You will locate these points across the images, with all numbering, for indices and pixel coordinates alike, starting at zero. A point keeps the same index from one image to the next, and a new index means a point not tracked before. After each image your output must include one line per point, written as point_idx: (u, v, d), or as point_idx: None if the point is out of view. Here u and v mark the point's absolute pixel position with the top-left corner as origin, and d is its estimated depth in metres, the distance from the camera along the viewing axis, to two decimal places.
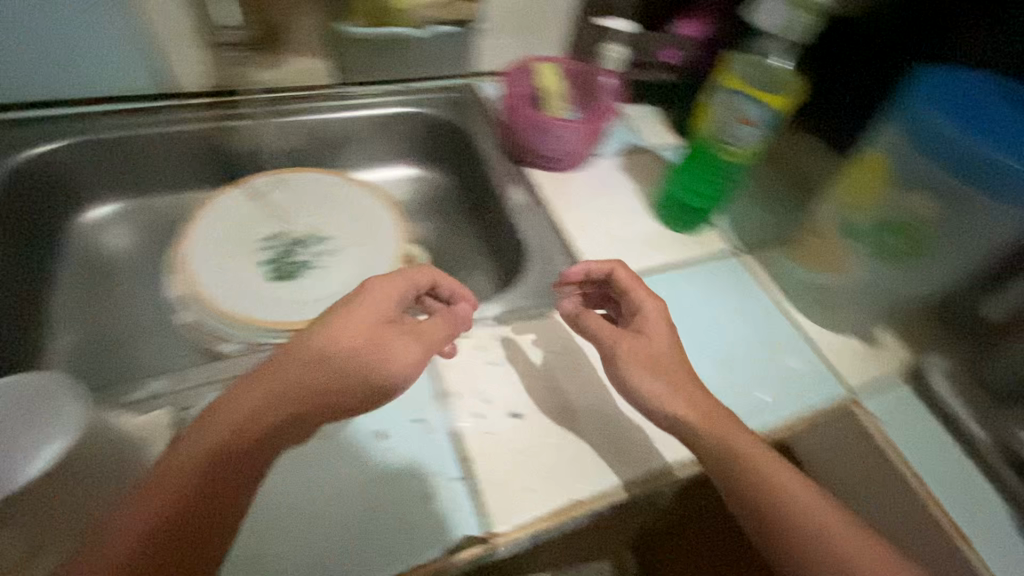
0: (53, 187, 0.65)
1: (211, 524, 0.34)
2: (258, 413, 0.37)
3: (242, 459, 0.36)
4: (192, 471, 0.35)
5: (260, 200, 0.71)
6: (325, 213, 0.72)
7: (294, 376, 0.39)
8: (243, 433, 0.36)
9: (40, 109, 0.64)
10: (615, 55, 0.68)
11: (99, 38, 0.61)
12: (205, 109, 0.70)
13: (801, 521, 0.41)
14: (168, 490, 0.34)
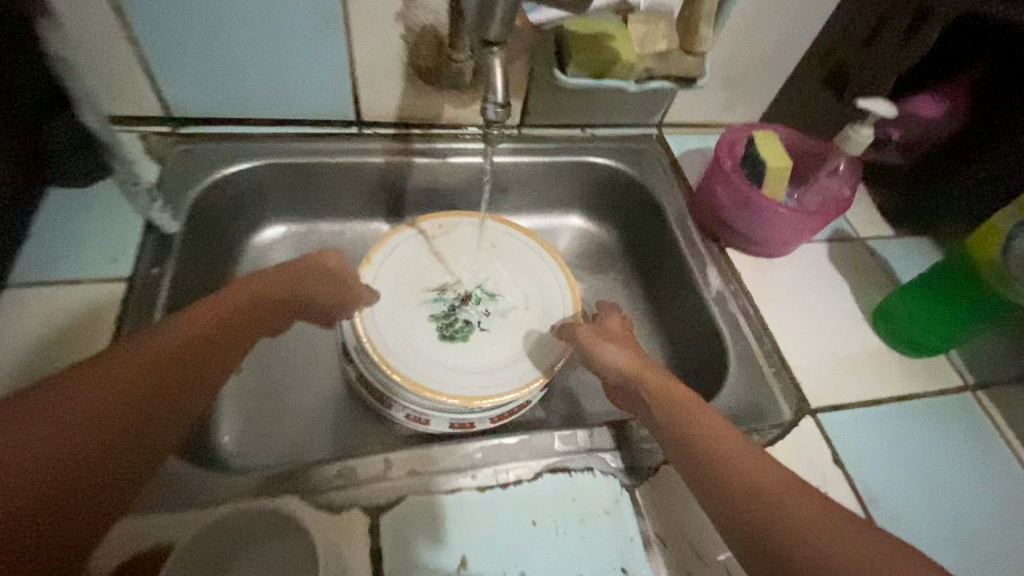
0: (236, 206, 0.63)
1: (179, 378, 0.37)
2: (260, 299, 0.46)
3: (212, 337, 0.40)
4: (187, 338, 0.38)
5: (431, 247, 0.64)
6: (494, 270, 0.64)
7: (272, 277, 0.48)
8: (204, 329, 0.40)
9: (235, 125, 0.62)
10: (865, 141, 0.57)
11: (304, 61, 0.58)
12: (390, 139, 0.65)
13: (774, 504, 0.34)
14: (174, 348, 0.37)
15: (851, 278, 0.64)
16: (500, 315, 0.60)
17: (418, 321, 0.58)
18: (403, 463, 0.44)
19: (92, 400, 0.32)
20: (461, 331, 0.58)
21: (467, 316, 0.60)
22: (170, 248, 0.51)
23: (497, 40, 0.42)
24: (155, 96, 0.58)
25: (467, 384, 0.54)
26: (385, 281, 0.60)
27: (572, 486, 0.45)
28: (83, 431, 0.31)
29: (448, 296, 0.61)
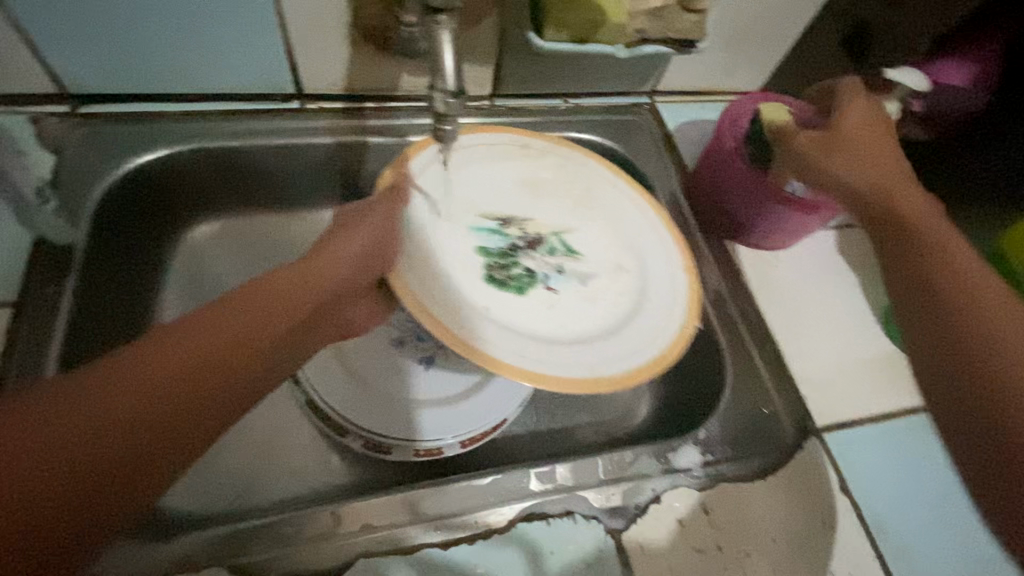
0: (162, 199, 0.54)
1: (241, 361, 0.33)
2: (304, 281, 0.40)
3: (204, 362, 0.32)
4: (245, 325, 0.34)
5: (503, 162, 0.53)
6: (576, 218, 0.53)
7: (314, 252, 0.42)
8: (260, 310, 0.36)
9: (150, 104, 0.52)
10: (891, 116, 0.50)
11: (226, 23, 0.47)
12: (339, 116, 0.56)
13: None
14: (229, 326, 0.34)
15: (860, 273, 0.59)
16: (574, 275, 0.50)
17: (468, 250, 0.48)
18: (360, 514, 0.39)
19: (147, 380, 0.30)
20: (522, 282, 0.48)
21: (530, 266, 0.49)
22: (70, 262, 0.45)
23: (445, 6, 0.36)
24: (42, 67, 0.47)
25: (521, 348, 0.42)
26: (455, 178, 0.51)
27: (550, 532, 0.40)
28: (124, 416, 0.28)
29: (514, 235, 0.51)
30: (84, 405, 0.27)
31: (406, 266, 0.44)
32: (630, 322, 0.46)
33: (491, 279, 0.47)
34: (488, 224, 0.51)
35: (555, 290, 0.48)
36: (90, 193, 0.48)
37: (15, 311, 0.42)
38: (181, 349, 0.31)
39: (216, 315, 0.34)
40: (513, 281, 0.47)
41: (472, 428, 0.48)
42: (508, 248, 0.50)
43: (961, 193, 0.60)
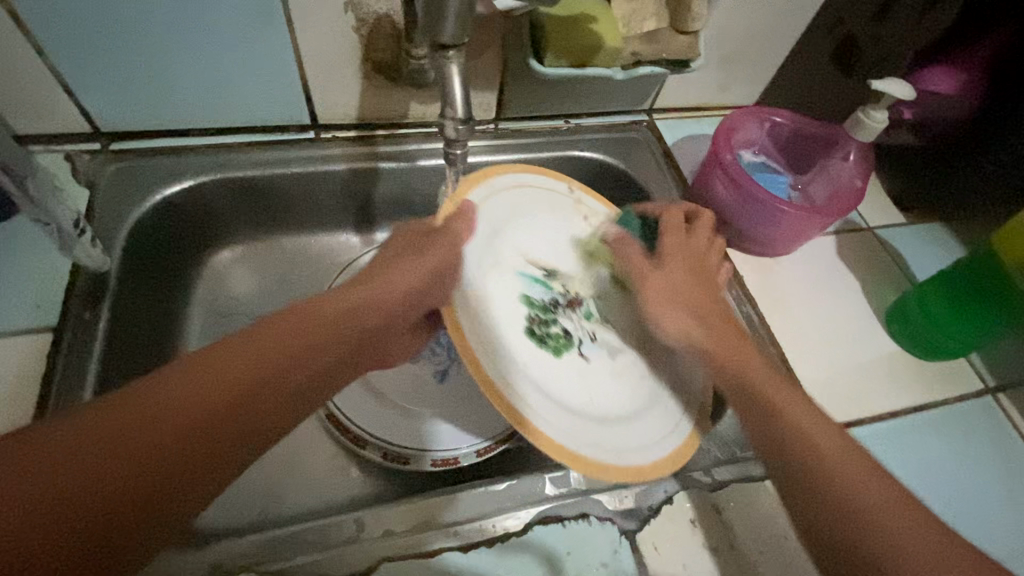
0: (188, 227, 0.57)
1: (264, 399, 0.31)
2: (347, 311, 0.37)
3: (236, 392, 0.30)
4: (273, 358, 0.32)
5: (543, 206, 0.52)
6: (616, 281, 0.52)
7: (375, 285, 0.40)
8: (291, 343, 0.33)
9: (176, 138, 0.56)
10: (880, 125, 0.52)
11: (248, 62, 0.51)
12: (352, 143, 0.59)
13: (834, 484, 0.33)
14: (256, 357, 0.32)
15: (860, 275, 0.60)
16: (605, 344, 0.49)
17: (513, 299, 0.46)
18: (382, 522, 0.40)
19: (162, 411, 0.28)
20: (559, 343, 0.47)
21: (567, 326, 0.48)
22: (104, 288, 0.47)
23: (455, 43, 0.38)
24: (78, 108, 0.51)
25: (559, 423, 0.42)
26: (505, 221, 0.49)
27: (566, 534, 0.41)
28: (137, 451, 0.27)
29: (557, 288, 0.50)
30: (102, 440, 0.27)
31: (463, 318, 0.42)
32: (651, 404, 0.46)
33: (531, 334, 0.46)
34: (534, 272, 0.49)
35: (587, 357, 0.47)
36: (122, 224, 0.51)
37: (54, 336, 0.44)
38: (205, 380, 0.30)
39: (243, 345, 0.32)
40: (552, 339, 0.46)
41: (487, 439, 0.50)
42: (550, 301, 0.49)
43: (955, 194, 0.62)
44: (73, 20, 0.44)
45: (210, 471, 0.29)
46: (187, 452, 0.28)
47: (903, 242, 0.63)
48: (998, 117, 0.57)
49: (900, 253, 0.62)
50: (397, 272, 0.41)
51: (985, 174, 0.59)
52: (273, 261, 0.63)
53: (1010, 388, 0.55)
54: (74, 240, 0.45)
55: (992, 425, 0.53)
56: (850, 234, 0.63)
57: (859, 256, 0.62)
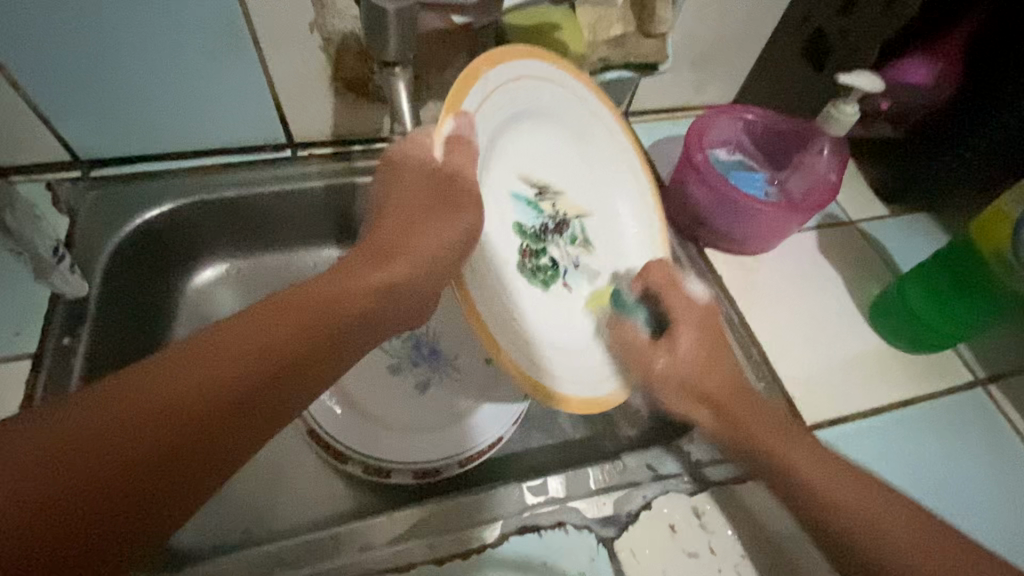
0: (171, 248, 0.58)
1: (247, 394, 0.28)
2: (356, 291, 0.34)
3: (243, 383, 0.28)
4: (254, 354, 0.29)
5: (567, 113, 0.48)
6: (593, 201, 0.52)
7: (378, 271, 0.36)
8: (287, 333, 0.30)
9: (155, 162, 0.56)
10: (851, 119, 0.52)
11: (218, 88, 0.52)
12: (329, 160, 0.59)
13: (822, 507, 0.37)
14: (229, 350, 0.28)
15: (843, 270, 0.60)
16: (586, 270, 0.50)
17: (506, 225, 0.44)
18: (355, 537, 0.40)
19: (137, 413, 0.25)
20: (547, 276, 0.47)
21: (554, 255, 0.48)
22: (85, 314, 0.48)
23: (399, 60, 0.40)
24: (56, 139, 0.52)
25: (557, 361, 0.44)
26: (514, 134, 0.45)
27: (544, 544, 0.41)
28: (125, 451, 0.25)
29: (545, 211, 0.48)
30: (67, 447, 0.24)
31: (472, 274, 0.40)
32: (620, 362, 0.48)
33: (523, 268, 0.45)
34: (526, 192, 0.46)
35: (570, 287, 0.48)
36: (101, 248, 0.52)
37: (34, 363, 0.46)
38: (175, 379, 0.27)
39: (217, 340, 0.29)
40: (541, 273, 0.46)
41: (465, 449, 0.49)
42: (540, 227, 0.47)
43: (937, 184, 0.62)
44: (42, 56, 0.45)
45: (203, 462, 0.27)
46: (177, 440, 0.26)
47: (887, 234, 0.63)
48: (972, 107, 0.56)
49: (885, 246, 0.62)
50: (422, 230, 0.38)
51: (965, 164, 0.58)
52: (255, 282, 0.63)
53: (1003, 381, 0.54)
54: (51, 267, 0.46)
55: (983, 420, 0.52)
56: (833, 227, 0.63)
57: (843, 250, 0.61)
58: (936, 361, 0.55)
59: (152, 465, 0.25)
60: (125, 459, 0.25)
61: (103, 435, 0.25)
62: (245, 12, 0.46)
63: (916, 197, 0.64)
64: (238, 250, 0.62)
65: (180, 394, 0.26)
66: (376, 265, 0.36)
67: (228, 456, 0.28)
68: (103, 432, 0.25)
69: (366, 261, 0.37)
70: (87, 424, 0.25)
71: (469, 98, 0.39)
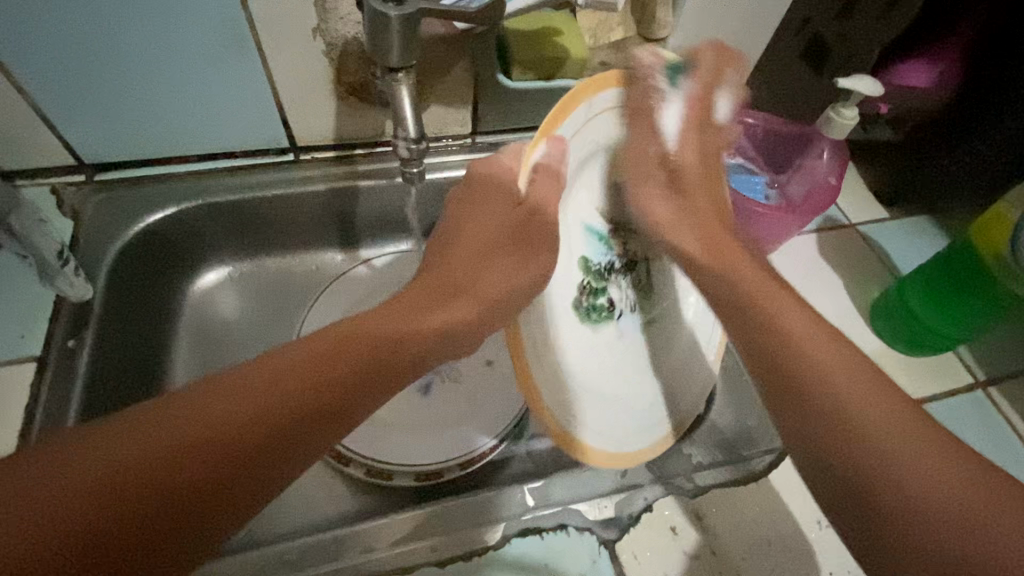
0: (174, 253, 0.58)
1: (304, 424, 0.28)
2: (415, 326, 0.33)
3: (294, 421, 0.27)
4: (304, 389, 0.28)
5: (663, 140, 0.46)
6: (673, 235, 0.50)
7: (436, 311, 0.35)
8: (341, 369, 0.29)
9: (160, 167, 0.57)
10: (850, 122, 0.52)
11: (222, 93, 0.52)
12: (331, 163, 0.60)
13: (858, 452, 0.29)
14: (282, 384, 0.28)
15: (843, 273, 0.60)
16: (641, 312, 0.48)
17: (574, 260, 0.44)
18: (358, 539, 0.40)
19: (185, 440, 0.25)
20: (601, 317, 0.45)
21: (613, 296, 0.46)
22: (89, 318, 0.48)
23: (402, 66, 0.40)
24: (62, 143, 0.52)
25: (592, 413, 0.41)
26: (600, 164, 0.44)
27: (545, 547, 0.41)
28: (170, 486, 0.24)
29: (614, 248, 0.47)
30: (120, 469, 0.24)
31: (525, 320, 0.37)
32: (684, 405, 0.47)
33: (579, 308, 0.44)
34: (599, 227, 0.46)
35: (623, 332, 0.47)
36: (105, 252, 0.52)
37: (38, 366, 0.46)
38: (227, 410, 0.26)
39: (277, 372, 0.28)
40: (596, 313, 0.45)
41: (467, 451, 0.50)
42: (605, 266, 0.46)
43: (936, 187, 0.62)
44: (49, 61, 0.46)
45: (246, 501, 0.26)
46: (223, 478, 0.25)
47: (887, 237, 0.63)
48: (972, 111, 0.57)
49: (885, 248, 0.62)
50: (484, 271, 0.37)
51: (965, 167, 0.59)
52: (261, 287, 0.64)
53: (1005, 384, 0.54)
54: (56, 270, 0.46)
55: (983, 421, 0.52)
56: (834, 230, 0.63)
57: (844, 252, 0.61)
58: (937, 364, 0.55)
59: (196, 498, 0.25)
60: (173, 483, 0.24)
61: (152, 466, 0.24)
62: (248, 16, 0.47)
63: (916, 200, 0.64)
64: (243, 254, 0.63)
65: (229, 424, 0.26)
66: (435, 302, 0.35)
67: (269, 489, 0.27)
68: (152, 456, 0.24)
69: (427, 299, 0.35)
70: (140, 448, 0.24)
71: (564, 126, 0.37)
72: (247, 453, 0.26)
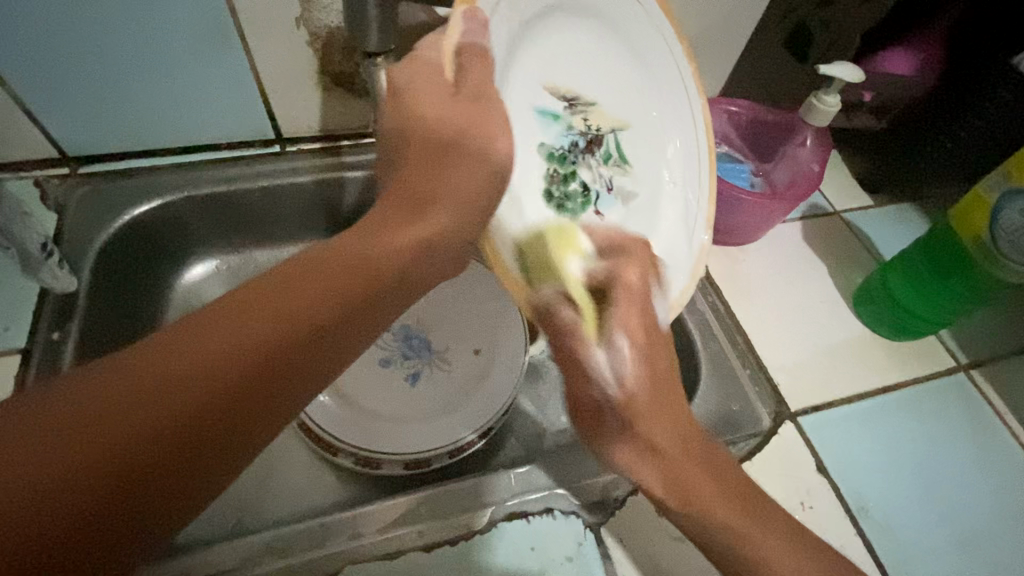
0: (160, 242, 0.58)
1: (297, 338, 0.26)
2: (392, 245, 0.33)
3: (287, 333, 0.26)
4: (296, 308, 0.26)
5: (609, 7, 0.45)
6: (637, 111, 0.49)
7: (409, 227, 0.35)
8: (325, 281, 0.28)
9: (145, 158, 0.57)
10: (833, 110, 0.52)
11: (205, 84, 0.52)
12: (317, 155, 0.60)
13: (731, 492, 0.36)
14: (271, 305, 0.26)
15: (827, 259, 0.61)
16: (621, 193, 0.48)
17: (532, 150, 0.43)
18: (344, 527, 0.41)
19: (168, 371, 0.23)
20: (576, 204, 0.44)
21: (585, 179, 0.46)
22: (74, 308, 0.48)
23: (381, 51, 0.40)
24: (43, 136, 0.52)
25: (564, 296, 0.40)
26: (539, 39, 0.42)
27: (531, 530, 0.41)
28: (166, 408, 0.22)
29: (578, 127, 0.46)
30: (97, 410, 0.21)
31: None
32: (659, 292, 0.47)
33: (550, 197, 0.44)
34: (553, 106, 0.44)
35: (602, 214, 0.46)
36: (90, 244, 0.52)
37: (23, 357, 0.46)
38: (213, 334, 0.24)
39: (257, 291, 0.27)
40: (567, 201, 0.44)
41: (456, 439, 0.50)
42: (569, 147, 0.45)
43: (919, 174, 0.63)
44: (27, 53, 0.46)
45: (253, 416, 0.24)
46: (225, 397, 0.23)
47: (871, 225, 0.64)
48: (953, 98, 0.57)
49: (868, 235, 0.63)
50: (452, 178, 0.38)
51: (947, 155, 0.59)
52: (244, 276, 0.63)
53: (986, 368, 0.55)
54: (40, 261, 0.46)
55: (966, 405, 0.53)
56: (817, 218, 0.63)
57: (828, 240, 0.62)
58: (920, 348, 0.56)
59: (198, 422, 0.23)
60: (162, 418, 0.22)
61: (140, 392, 0.22)
62: (230, 7, 0.47)
63: (901, 188, 0.65)
64: (230, 244, 0.62)
65: (217, 353, 0.24)
66: (409, 218, 0.35)
67: (271, 413, 0.25)
68: (154, 380, 0.23)
69: (400, 215, 0.35)
70: (117, 386, 0.22)
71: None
72: (243, 368, 0.24)
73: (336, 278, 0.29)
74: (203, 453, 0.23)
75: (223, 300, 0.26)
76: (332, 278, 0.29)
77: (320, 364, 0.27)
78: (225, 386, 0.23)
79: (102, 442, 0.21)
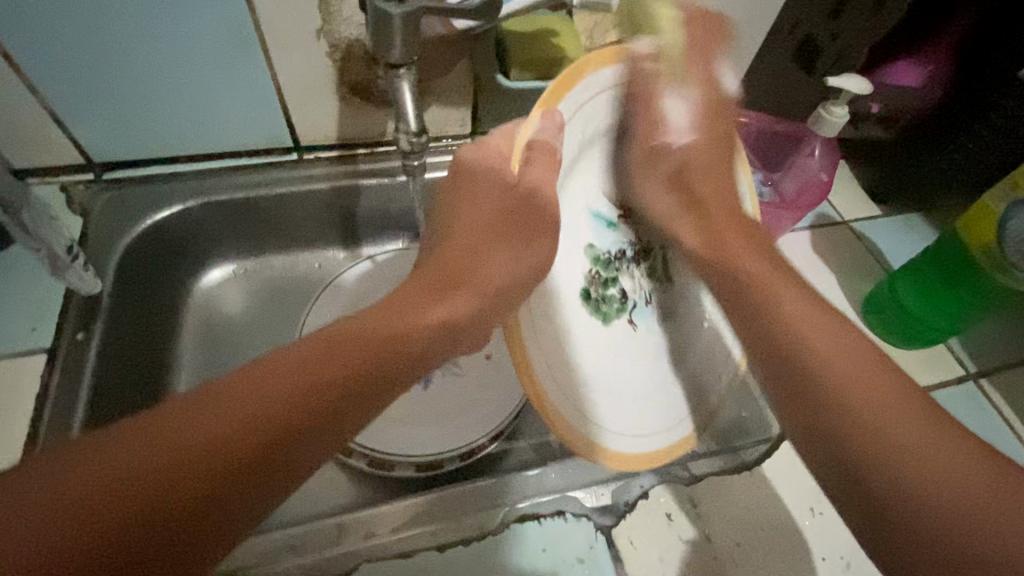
0: (179, 248, 0.59)
1: (307, 424, 0.28)
2: (412, 323, 0.33)
3: (301, 420, 0.27)
4: (291, 402, 0.27)
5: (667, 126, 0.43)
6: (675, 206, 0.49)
7: (437, 305, 0.35)
8: (342, 367, 0.29)
9: (168, 165, 0.58)
10: (841, 120, 0.53)
11: (228, 94, 0.54)
12: (334, 163, 0.61)
13: (893, 450, 0.28)
14: (232, 410, 0.26)
15: (836, 268, 0.61)
16: (657, 306, 0.49)
17: (579, 247, 0.45)
18: (359, 525, 0.41)
19: (187, 451, 0.25)
20: (611, 308, 0.46)
21: (625, 287, 0.47)
22: (97, 310, 0.50)
23: (404, 62, 0.41)
24: (72, 143, 0.54)
25: (610, 414, 0.41)
26: (596, 153, 0.45)
27: (542, 532, 0.42)
28: (178, 486, 0.24)
29: (624, 236, 0.48)
30: (116, 484, 0.23)
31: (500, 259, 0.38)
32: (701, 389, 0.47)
33: (588, 299, 0.45)
34: (607, 214, 0.47)
35: (635, 323, 0.47)
36: (114, 248, 0.53)
37: (49, 357, 0.47)
38: (233, 413, 0.26)
39: (277, 371, 0.28)
40: (607, 305, 0.46)
41: (469, 443, 0.51)
42: (615, 255, 0.47)
43: (927, 185, 0.63)
44: (62, 64, 0.47)
45: (260, 497, 0.26)
46: (234, 478, 0.25)
47: (880, 234, 0.64)
48: (962, 111, 0.58)
49: (877, 245, 0.63)
50: (483, 259, 0.38)
51: (955, 166, 0.60)
52: (261, 284, 0.65)
53: (996, 378, 0.55)
54: (67, 264, 0.48)
55: (976, 414, 0.53)
56: (828, 227, 0.64)
57: (838, 249, 0.62)
58: (930, 357, 0.56)
59: (208, 497, 0.25)
60: (177, 494, 0.24)
61: (158, 469, 0.24)
62: (255, 20, 0.48)
63: (909, 199, 0.65)
64: (248, 252, 0.64)
65: (220, 438, 0.25)
66: (438, 294, 0.35)
67: (279, 490, 0.27)
68: (173, 461, 0.24)
69: (419, 298, 0.35)
70: (140, 461, 0.24)
71: (565, 103, 0.38)
72: (256, 453, 0.26)
73: (352, 364, 0.30)
74: (208, 527, 0.25)
75: (246, 376, 0.27)
76: (350, 366, 0.30)
77: (327, 444, 0.28)
78: (173, 496, 0.24)
79: (49, 553, 0.21)
